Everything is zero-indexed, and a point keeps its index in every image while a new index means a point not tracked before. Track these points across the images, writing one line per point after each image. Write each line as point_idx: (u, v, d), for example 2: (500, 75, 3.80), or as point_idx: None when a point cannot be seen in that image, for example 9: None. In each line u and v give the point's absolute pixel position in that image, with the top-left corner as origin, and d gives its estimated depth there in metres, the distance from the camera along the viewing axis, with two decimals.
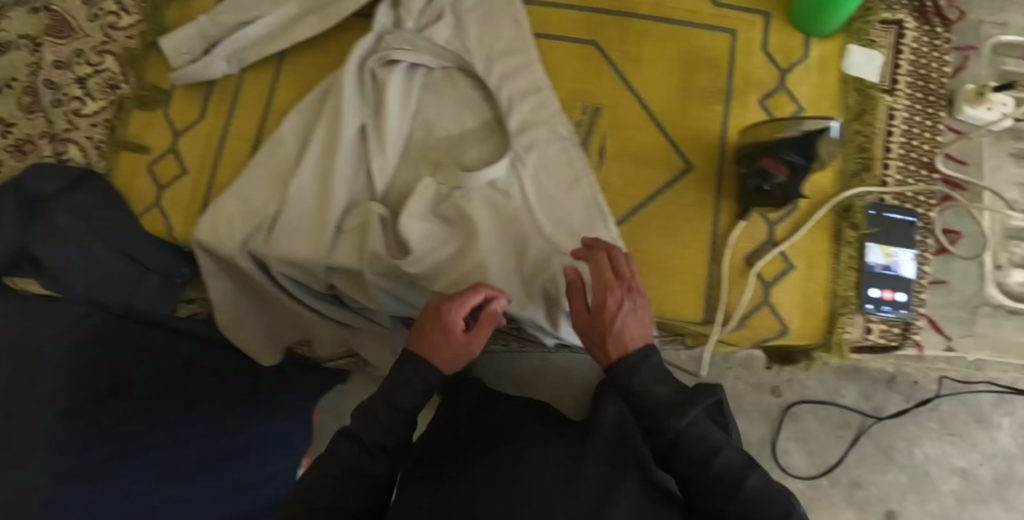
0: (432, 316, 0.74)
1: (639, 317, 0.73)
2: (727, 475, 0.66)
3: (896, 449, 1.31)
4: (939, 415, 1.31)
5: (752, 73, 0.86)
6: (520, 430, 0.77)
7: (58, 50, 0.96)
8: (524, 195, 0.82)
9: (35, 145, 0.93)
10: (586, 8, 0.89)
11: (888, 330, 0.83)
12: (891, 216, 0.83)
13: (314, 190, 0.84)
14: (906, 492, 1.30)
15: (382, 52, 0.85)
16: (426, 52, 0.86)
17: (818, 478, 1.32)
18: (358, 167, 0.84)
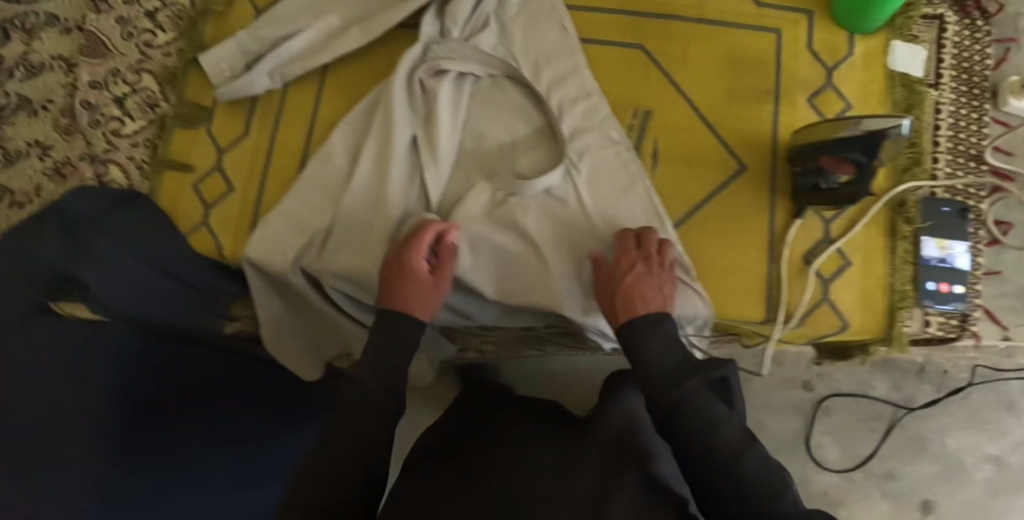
0: (393, 257, 0.77)
1: (652, 282, 0.75)
2: (726, 448, 0.67)
3: (928, 439, 1.32)
4: (970, 403, 1.31)
5: (798, 72, 0.87)
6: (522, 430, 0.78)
7: (93, 70, 0.95)
8: (581, 201, 0.81)
9: (75, 167, 0.92)
10: (630, 12, 0.89)
11: (946, 322, 0.83)
12: (944, 209, 0.84)
13: (366, 203, 0.83)
14: (938, 481, 1.31)
15: (431, 63, 0.84)
16: (473, 61, 0.85)
17: (853, 471, 1.32)
18: (412, 178, 0.84)
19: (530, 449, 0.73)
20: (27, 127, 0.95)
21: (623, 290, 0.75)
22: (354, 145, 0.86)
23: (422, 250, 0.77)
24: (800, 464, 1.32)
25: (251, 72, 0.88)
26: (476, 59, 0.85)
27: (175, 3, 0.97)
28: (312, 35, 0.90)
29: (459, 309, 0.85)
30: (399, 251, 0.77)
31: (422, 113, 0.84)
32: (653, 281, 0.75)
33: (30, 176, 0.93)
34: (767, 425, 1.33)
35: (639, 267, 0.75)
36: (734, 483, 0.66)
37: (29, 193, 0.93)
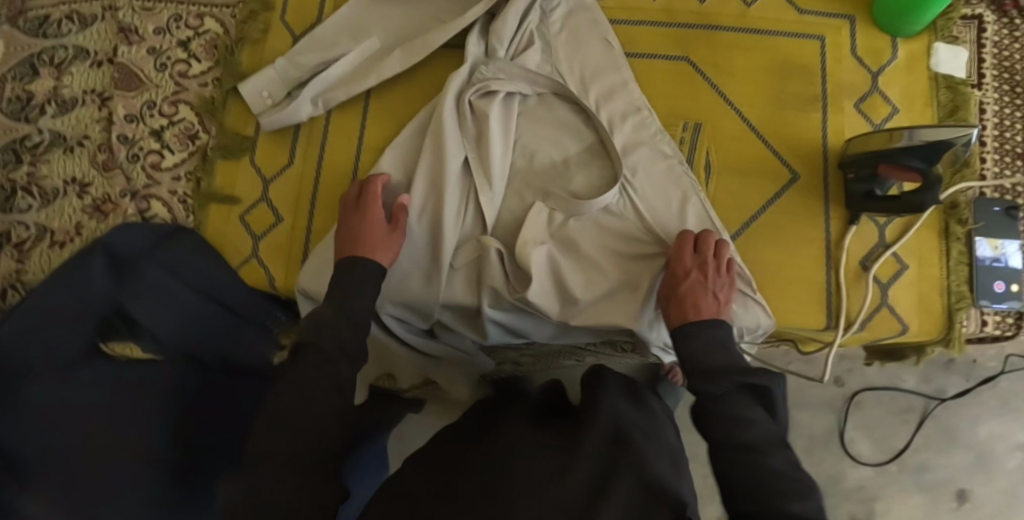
0: (348, 200, 0.80)
1: (705, 290, 0.73)
2: (753, 446, 0.61)
3: (958, 428, 1.22)
4: (1000, 391, 1.21)
5: (844, 78, 0.87)
6: (510, 421, 0.68)
7: (128, 103, 0.93)
8: (638, 215, 0.81)
9: (116, 204, 0.90)
10: (674, 24, 0.89)
11: (1001, 321, 0.84)
12: (994, 209, 0.85)
13: (422, 229, 0.82)
14: (973, 470, 1.20)
15: (480, 84, 0.83)
16: (520, 80, 0.85)
17: (887, 464, 1.22)
18: (466, 201, 0.83)
19: (524, 432, 0.66)
20: (62, 164, 0.93)
21: (675, 294, 0.74)
22: (403, 169, 0.84)
23: (374, 195, 0.80)
24: (830, 459, 1.22)
25: (295, 99, 0.87)
26: (524, 78, 0.85)
27: (207, 31, 0.95)
28: (353, 58, 0.89)
29: (516, 329, 0.84)
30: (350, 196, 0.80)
31: (474, 134, 0.84)
32: (707, 290, 0.73)
33: (68, 214, 0.92)
34: (799, 423, 1.23)
35: (694, 274, 0.74)
36: (751, 478, 0.60)
37: (69, 231, 0.91)
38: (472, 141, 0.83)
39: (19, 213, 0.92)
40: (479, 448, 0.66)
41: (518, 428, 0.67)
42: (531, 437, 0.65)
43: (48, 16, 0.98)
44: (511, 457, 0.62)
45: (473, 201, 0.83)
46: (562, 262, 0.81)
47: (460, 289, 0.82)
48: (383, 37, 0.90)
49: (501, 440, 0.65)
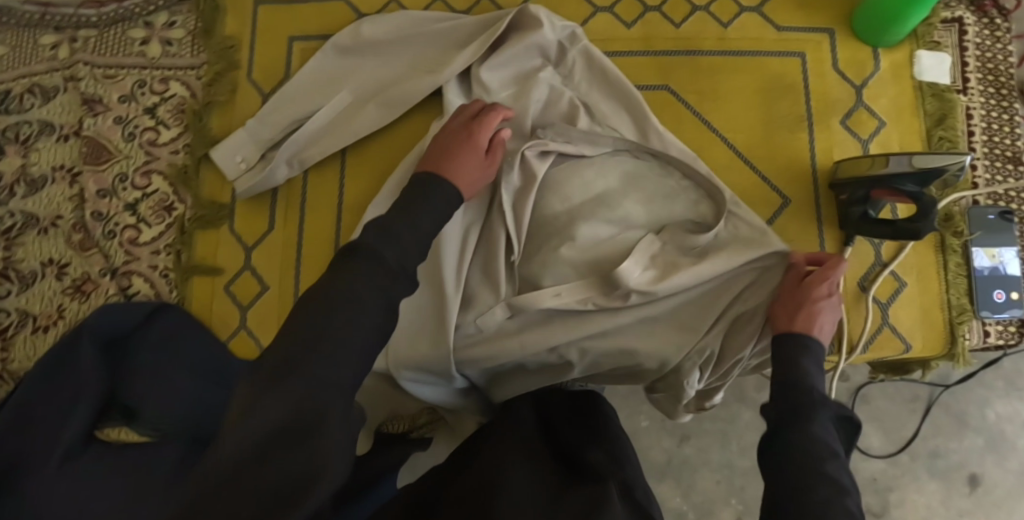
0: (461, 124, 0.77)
1: (832, 313, 0.71)
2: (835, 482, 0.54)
3: (967, 413, 1.20)
4: (1004, 372, 1.20)
5: (828, 94, 0.86)
6: (507, 455, 0.66)
7: (99, 178, 0.91)
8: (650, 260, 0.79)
9: (97, 283, 0.89)
10: (653, 52, 0.87)
11: (1005, 329, 0.82)
12: (989, 216, 0.83)
13: (421, 292, 0.81)
14: (984, 454, 1.18)
15: (539, 142, 0.81)
16: (580, 141, 0.82)
17: (898, 455, 1.19)
18: (467, 257, 0.81)
19: (512, 458, 0.66)
20: (38, 246, 0.91)
21: (811, 304, 0.70)
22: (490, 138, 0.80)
23: (485, 124, 0.77)
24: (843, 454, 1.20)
25: (269, 162, 0.85)
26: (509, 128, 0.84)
27: (174, 96, 0.93)
28: (326, 115, 0.86)
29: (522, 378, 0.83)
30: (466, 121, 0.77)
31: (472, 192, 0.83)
32: (832, 319, 0.71)
33: (50, 297, 0.89)
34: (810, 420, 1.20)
35: (836, 296, 0.72)
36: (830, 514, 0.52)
37: (52, 315, 0.89)
38: (510, 196, 0.81)
39: None
40: (467, 475, 0.65)
41: (506, 454, 0.66)
42: (517, 464, 0.65)
43: (9, 91, 0.95)
44: (500, 480, 0.61)
45: (479, 254, 0.82)
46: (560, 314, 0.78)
47: (472, 349, 0.80)
48: (354, 88, 0.87)
49: (491, 464, 0.65)
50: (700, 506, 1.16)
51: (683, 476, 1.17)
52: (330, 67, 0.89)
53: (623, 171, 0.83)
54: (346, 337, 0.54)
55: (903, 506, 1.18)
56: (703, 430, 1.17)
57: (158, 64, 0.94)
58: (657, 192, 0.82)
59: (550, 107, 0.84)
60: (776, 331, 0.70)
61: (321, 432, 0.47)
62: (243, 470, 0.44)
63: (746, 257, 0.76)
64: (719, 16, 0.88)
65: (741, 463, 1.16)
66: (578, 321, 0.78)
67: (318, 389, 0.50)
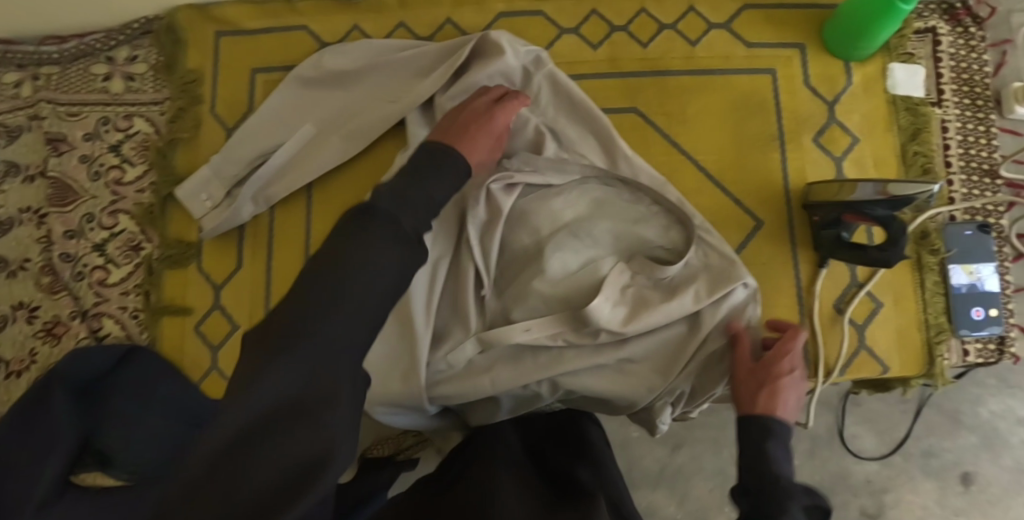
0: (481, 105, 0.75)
1: (794, 390, 0.71)
2: None
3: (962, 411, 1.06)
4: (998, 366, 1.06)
5: (800, 112, 0.84)
6: (497, 479, 0.63)
7: (66, 219, 0.90)
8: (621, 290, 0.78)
9: (68, 325, 0.88)
10: (620, 73, 0.86)
11: (983, 347, 0.81)
12: (966, 232, 0.81)
13: (393, 331, 0.79)
14: (980, 452, 1.05)
15: (504, 174, 0.79)
16: (548, 171, 0.81)
17: (891, 455, 1.06)
18: (435, 292, 0.79)
19: (504, 472, 0.65)
20: (7, 289, 0.90)
21: (773, 383, 0.70)
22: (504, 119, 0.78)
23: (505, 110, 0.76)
24: None
25: (234, 200, 0.84)
26: None
27: (137, 132, 0.91)
28: (289, 149, 0.85)
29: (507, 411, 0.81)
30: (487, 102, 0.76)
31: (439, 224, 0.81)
32: (796, 394, 0.71)
33: (21, 341, 0.89)
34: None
35: (797, 373, 0.71)
36: None
37: (24, 359, 0.88)
38: (478, 229, 0.79)
39: None
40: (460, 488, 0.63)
41: (499, 468, 0.65)
42: (511, 479, 0.64)
43: None
44: (493, 495, 0.60)
45: (449, 287, 0.81)
46: (531, 347, 0.78)
47: (445, 383, 0.79)
48: (318, 121, 0.86)
49: (487, 476, 0.63)
50: (694, 514, 1.08)
51: (677, 484, 1.09)
52: (293, 99, 0.87)
53: (592, 198, 0.82)
54: (357, 303, 0.48)
55: (899, 508, 1.04)
56: (695, 437, 1.09)
57: (122, 100, 0.93)
58: (626, 219, 0.81)
59: (515, 136, 0.83)
60: (742, 415, 0.69)
61: (337, 406, 0.43)
62: (254, 435, 0.40)
63: (714, 288, 0.75)
64: (687, 34, 0.86)
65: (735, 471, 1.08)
66: (548, 355, 0.78)
67: (331, 357, 0.45)
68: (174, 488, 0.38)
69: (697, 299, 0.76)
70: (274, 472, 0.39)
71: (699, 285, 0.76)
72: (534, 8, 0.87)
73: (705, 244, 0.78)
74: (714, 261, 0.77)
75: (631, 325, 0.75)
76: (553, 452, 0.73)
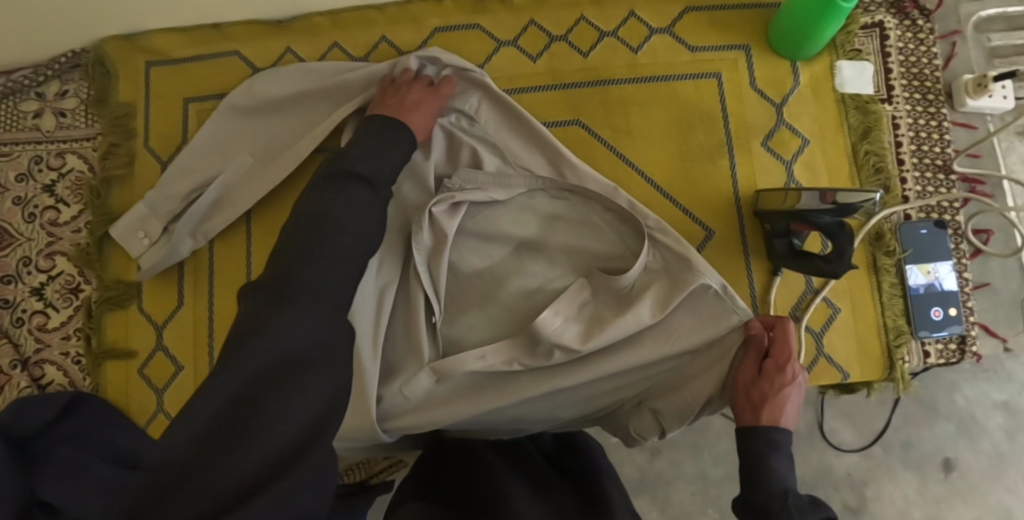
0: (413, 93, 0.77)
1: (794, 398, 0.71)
2: None
3: (937, 399, 1.00)
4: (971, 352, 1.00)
5: (747, 115, 0.82)
6: (513, 491, 0.62)
7: (2, 264, 0.87)
8: (576, 307, 0.76)
9: (7, 375, 0.84)
10: (561, 86, 0.83)
11: (945, 348, 0.79)
12: (921, 231, 0.80)
13: None
14: (957, 440, 0.99)
15: (446, 195, 0.77)
16: (490, 187, 0.79)
17: (871, 448, 1.00)
18: (383, 324, 0.76)
19: (516, 489, 0.63)
20: None
21: (776, 394, 0.70)
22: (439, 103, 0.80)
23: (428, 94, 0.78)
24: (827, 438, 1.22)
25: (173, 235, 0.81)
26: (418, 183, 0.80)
27: (71, 170, 0.89)
28: (225, 180, 0.81)
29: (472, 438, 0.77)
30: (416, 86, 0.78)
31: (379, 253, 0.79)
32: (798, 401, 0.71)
33: None
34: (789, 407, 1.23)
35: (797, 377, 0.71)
36: None
37: None
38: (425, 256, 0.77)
39: None
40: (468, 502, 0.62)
41: (506, 479, 0.65)
42: (523, 490, 0.63)
43: None
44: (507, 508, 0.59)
45: (398, 317, 0.78)
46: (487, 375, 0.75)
47: (402, 416, 0.75)
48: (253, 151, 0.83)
49: (499, 488, 0.63)
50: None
51: (658, 491, 1.07)
52: (227, 129, 0.84)
53: (540, 215, 0.80)
54: (325, 293, 0.52)
55: (880, 502, 0.99)
56: (673, 443, 1.07)
57: (54, 137, 0.90)
58: (577, 234, 0.79)
59: (454, 158, 0.81)
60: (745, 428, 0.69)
61: (319, 374, 0.46)
62: (256, 392, 0.43)
63: (672, 297, 0.73)
64: (629, 41, 0.84)
65: (716, 473, 1.07)
66: (499, 384, 0.76)
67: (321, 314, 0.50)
68: (184, 447, 0.39)
69: (654, 308, 0.73)
70: (282, 433, 0.42)
71: (654, 295, 0.74)
72: (471, 22, 0.85)
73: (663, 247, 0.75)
74: (672, 263, 0.75)
75: (589, 342, 0.73)
76: (548, 469, 0.71)
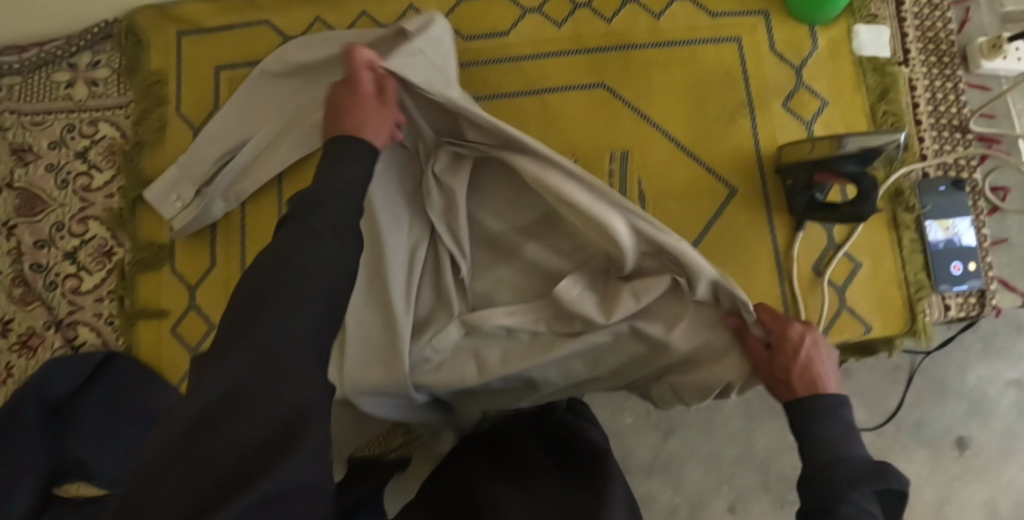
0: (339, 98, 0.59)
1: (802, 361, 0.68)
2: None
3: (948, 378, 1.02)
4: (983, 333, 1.02)
5: (766, 78, 0.84)
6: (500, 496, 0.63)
7: (36, 229, 0.89)
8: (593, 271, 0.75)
9: (42, 337, 0.86)
10: (585, 50, 0.85)
11: (965, 302, 0.81)
12: (940, 188, 0.82)
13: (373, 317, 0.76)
14: (969, 419, 1.01)
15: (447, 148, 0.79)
16: None
17: (884, 426, 1.01)
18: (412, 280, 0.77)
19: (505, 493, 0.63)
20: None
21: (796, 364, 0.66)
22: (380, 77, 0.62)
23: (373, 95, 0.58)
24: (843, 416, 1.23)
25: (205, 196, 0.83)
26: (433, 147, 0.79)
27: (104, 137, 0.90)
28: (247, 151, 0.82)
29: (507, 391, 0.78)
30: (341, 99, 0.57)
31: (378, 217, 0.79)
32: (822, 362, 0.66)
33: None
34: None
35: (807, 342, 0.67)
36: None
37: None
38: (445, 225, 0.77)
39: None
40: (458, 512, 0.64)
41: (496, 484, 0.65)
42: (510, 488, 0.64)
43: None
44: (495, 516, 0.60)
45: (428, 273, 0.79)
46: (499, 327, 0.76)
47: (431, 375, 0.76)
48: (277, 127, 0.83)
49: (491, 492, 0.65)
50: (693, 499, 1.04)
51: (671, 471, 1.04)
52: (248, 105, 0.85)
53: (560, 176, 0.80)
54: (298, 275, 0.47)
55: None
56: (687, 422, 1.05)
57: (86, 106, 0.92)
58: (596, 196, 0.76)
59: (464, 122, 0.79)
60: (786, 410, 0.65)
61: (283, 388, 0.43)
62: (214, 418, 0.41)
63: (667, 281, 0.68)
64: (651, 7, 0.86)
65: (728, 453, 1.05)
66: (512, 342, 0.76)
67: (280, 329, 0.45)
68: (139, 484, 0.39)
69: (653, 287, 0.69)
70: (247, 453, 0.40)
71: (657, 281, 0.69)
72: None
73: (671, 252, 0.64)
74: None
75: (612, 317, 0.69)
76: (532, 448, 0.72)
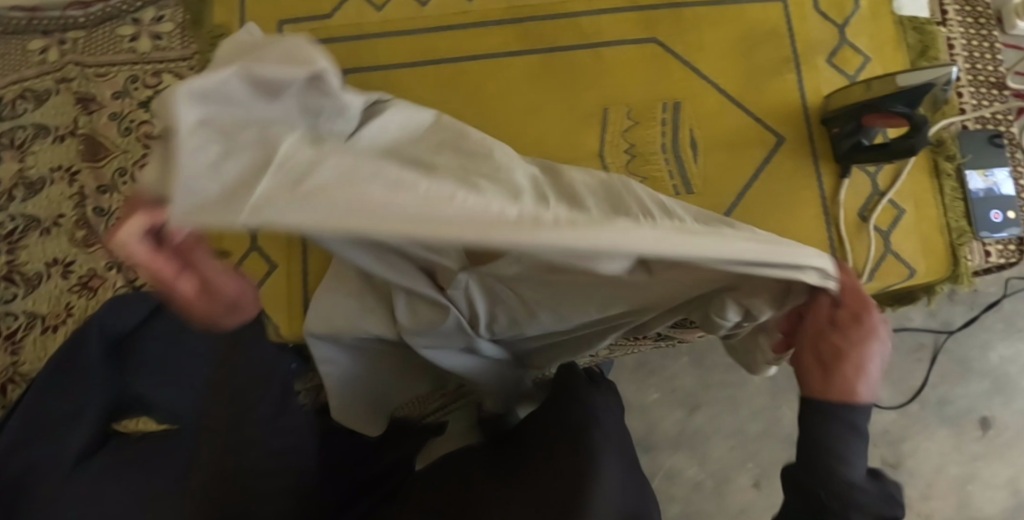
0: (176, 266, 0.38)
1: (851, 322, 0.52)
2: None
3: (971, 357, 1.04)
4: (1006, 314, 1.04)
5: (811, 35, 0.87)
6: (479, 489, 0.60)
7: (99, 175, 0.91)
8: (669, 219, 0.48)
9: (103, 278, 0.89)
10: (637, 7, 0.89)
11: (1005, 248, 0.84)
12: (978, 139, 0.85)
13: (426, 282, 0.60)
14: (991, 397, 1.03)
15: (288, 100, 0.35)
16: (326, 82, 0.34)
17: (908, 404, 1.03)
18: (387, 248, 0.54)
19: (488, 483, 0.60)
20: (41, 246, 0.91)
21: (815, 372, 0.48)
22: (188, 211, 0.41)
23: (236, 280, 0.49)
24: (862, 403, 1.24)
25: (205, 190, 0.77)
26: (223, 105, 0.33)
27: (167, 88, 0.93)
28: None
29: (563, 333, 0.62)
30: (201, 302, 0.47)
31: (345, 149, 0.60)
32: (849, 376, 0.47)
33: (56, 296, 0.89)
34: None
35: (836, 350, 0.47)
36: None
37: (60, 313, 0.89)
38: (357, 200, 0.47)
39: (6, 303, 0.90)
40: (433, 499, 0.62)
41: (482, 477, 0.62)
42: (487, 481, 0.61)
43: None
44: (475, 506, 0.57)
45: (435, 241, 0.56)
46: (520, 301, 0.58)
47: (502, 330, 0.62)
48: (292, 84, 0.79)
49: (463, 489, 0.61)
50: (717, 475, 1.04)
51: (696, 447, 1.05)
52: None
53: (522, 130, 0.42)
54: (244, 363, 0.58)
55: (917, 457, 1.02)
56: (712, 397, 1.05)
57: (149, 58, 0.94)
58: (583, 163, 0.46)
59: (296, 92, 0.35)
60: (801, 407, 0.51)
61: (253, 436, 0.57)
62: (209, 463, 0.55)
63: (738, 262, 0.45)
64: None
65: (753, 428, 1.05)
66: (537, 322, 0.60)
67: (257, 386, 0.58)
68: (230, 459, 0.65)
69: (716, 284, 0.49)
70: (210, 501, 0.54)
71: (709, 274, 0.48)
72: None
73: (762, 273, 0.41)
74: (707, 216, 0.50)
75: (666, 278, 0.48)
76: (528, 434, 0.66)
